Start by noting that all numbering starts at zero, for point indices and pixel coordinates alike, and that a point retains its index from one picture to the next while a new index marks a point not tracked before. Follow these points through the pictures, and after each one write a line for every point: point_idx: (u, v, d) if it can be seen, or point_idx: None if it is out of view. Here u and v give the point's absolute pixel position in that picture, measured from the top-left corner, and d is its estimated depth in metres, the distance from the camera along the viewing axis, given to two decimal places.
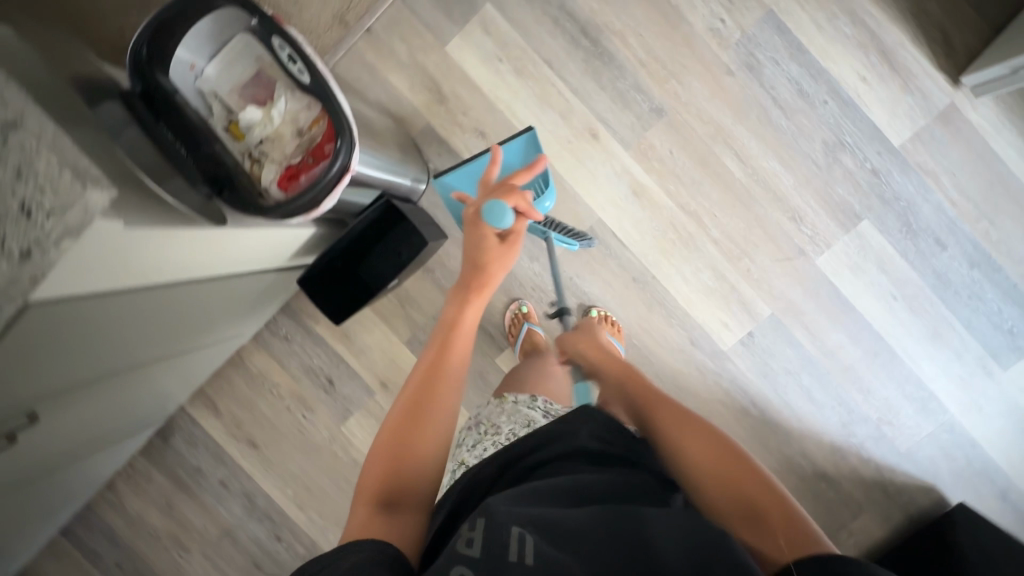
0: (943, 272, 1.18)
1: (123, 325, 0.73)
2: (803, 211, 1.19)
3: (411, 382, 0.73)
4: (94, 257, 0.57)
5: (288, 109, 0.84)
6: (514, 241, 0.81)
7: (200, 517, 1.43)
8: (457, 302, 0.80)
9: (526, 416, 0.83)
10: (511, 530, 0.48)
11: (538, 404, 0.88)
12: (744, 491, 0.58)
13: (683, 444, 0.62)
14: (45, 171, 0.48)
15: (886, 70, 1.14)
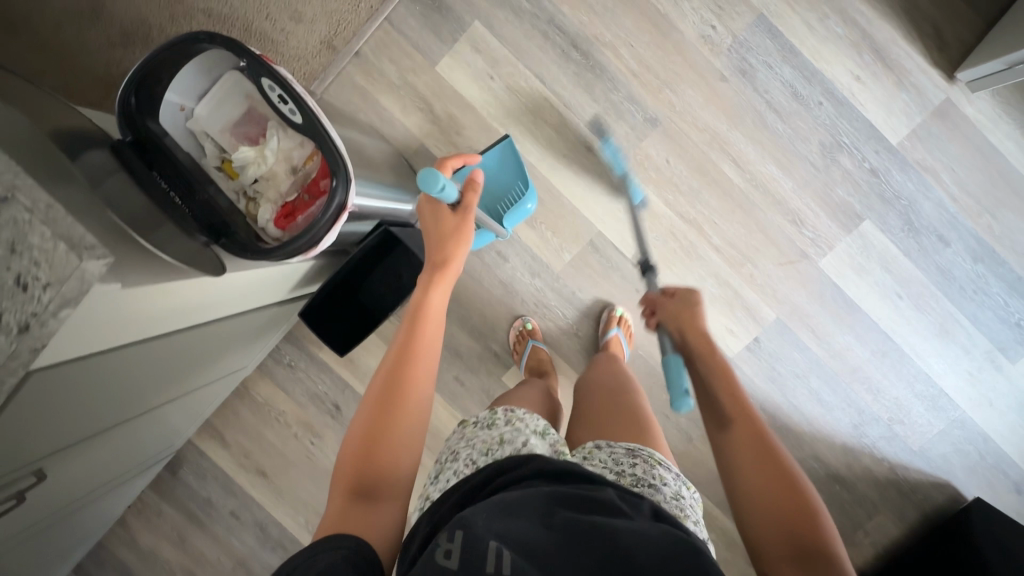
0: (948, 268, 1.17)
1: (127, 375, 0.73)
2: (803, 214, 1.19)
3: (379, 379, 0.74)
4: (88, 319, 0.55)
5: (282, 146, 0.83)
6: (466, 213, 0.88)
7: (214, 549, 1.43)
8: (424, 287, 0.82)
9: (483, 439, 0.76)
10: (489, 543, 0.50)
11: (499, 415, 0.80)
12: (794, 523, 0.59)
13: (753, 464, 0.65)
14: (40, 244, 0.47)
15: (880, 68, 1.13)
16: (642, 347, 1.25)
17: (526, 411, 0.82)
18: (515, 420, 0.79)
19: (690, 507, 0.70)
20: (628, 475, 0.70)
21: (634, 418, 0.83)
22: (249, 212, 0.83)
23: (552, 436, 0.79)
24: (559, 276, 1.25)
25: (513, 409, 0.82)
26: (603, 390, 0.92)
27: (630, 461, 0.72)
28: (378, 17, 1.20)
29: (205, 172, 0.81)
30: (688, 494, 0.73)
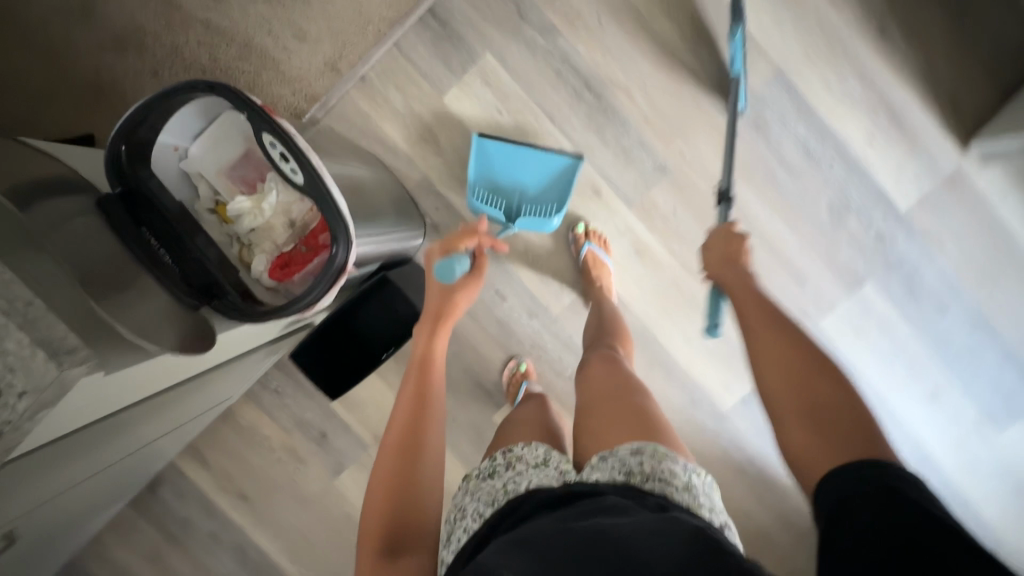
0: (944, 335, 1.17)
1: (114, 428, 0.73)
2: (807, 273, 1.17)
3: (393, 435, 0.72)
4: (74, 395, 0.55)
5: (281, 197, 0.79)
6: (479, 272, 0.87)
7: (190, 568, 1.40)
8: (425, 336, 0.82)
9: (488, 488, 0.69)
10: None
11: (499, 460, 0.72)
12: (814, 399, 0.60)
13: (769, 352, 0.66)
14: (18, 349, 0.44)
15: (895, 133, 1.12)
16: None
17: (524, 444, 0.74)
18: (515, 461, 0.71)
19: (706, 501, 0.61)
20: (638, 473, 0.61)
21: (639, 418, 0.72)
22: (242, 258, 0.81)
23: (556, 461, 0.71)
24: (557, 319, 1.24)
25: (510, 449, 0.74)
26: (605, 392, 0.80)
27: (636, 459, 0.63)
28: (386, 41, 1.15)
29: (199, 219, 0.79)
30: (699, 480, 0.64)
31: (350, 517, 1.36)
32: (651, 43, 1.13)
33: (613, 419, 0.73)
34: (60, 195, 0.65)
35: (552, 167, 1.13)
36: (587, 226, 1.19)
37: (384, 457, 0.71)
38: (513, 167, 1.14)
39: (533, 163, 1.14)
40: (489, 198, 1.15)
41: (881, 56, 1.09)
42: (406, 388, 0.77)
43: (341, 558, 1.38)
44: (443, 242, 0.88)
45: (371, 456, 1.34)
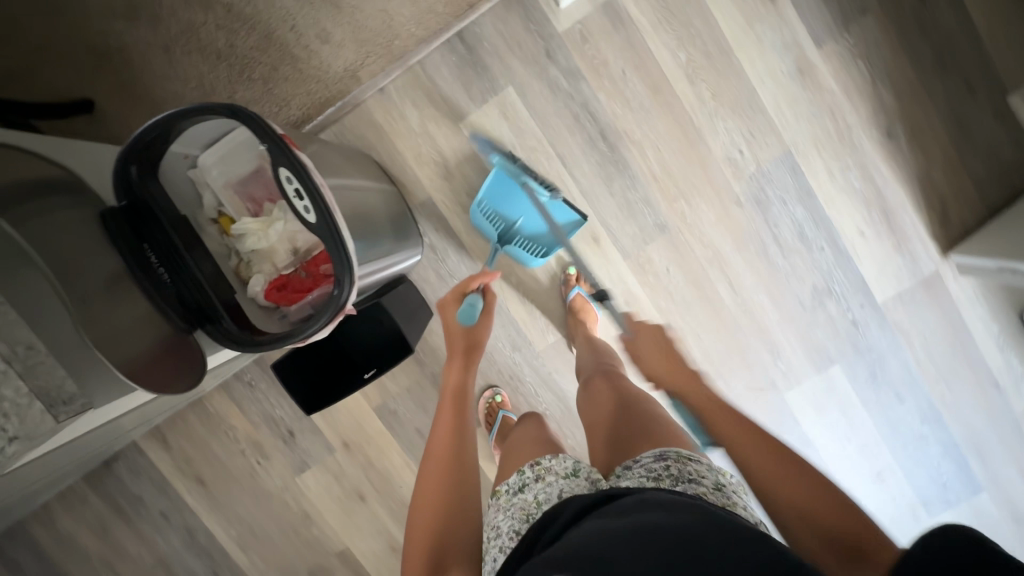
0: (896, 421, 1.25)
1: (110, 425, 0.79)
2: (783, 347, 1.22)
3: (437, 459, 0.72)
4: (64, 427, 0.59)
5: (288, 225, 0.78)
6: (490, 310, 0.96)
7: (137, 545, 1.39)
8: (459, 370, 0.86)
9: (521, 505, 0.66)
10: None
11: (526, 474, 0.69)
12: (833, 522, 0.59)
13: (769, 476, 0.65)
14: (13, 395, 0.57)
15: (884, 229, 1.17)
16: None
17: (551, 455, 0.71)
18: (544, 473, 0.68)
19: (733, 488, 0.65)
20: (666, 477, 0.64)
21: (658, 423, 0.77)
22: (240, 274, 0.80)
23: (585, 470, 0.68)
24: (538, 355, 1.26)
25: (537, 462, 0.71)
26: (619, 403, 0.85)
27: (661, 464, 0.66)
28: (410, 58, 1.14)
29: (201, 230, 0.79)
30: (726, 480, 0.67)
31: (307, 515, 1.37)
32: (671, 105, 1.14)
33: (636, 426, 0.78)
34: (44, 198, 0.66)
35: (557, 214, 1.13)
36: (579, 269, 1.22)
37: (427, 481, 0.70)
38: (520, 196, 1.13)
39: (544, 202, 1.12)
40: (490, 214, 1.16)
41: (885, 154, 1.14)
42: (443, 415, 0.78)
43: (291, 554, 1.39)
44: (455, 289, 0.96)
45: (336, 460, 1.35)
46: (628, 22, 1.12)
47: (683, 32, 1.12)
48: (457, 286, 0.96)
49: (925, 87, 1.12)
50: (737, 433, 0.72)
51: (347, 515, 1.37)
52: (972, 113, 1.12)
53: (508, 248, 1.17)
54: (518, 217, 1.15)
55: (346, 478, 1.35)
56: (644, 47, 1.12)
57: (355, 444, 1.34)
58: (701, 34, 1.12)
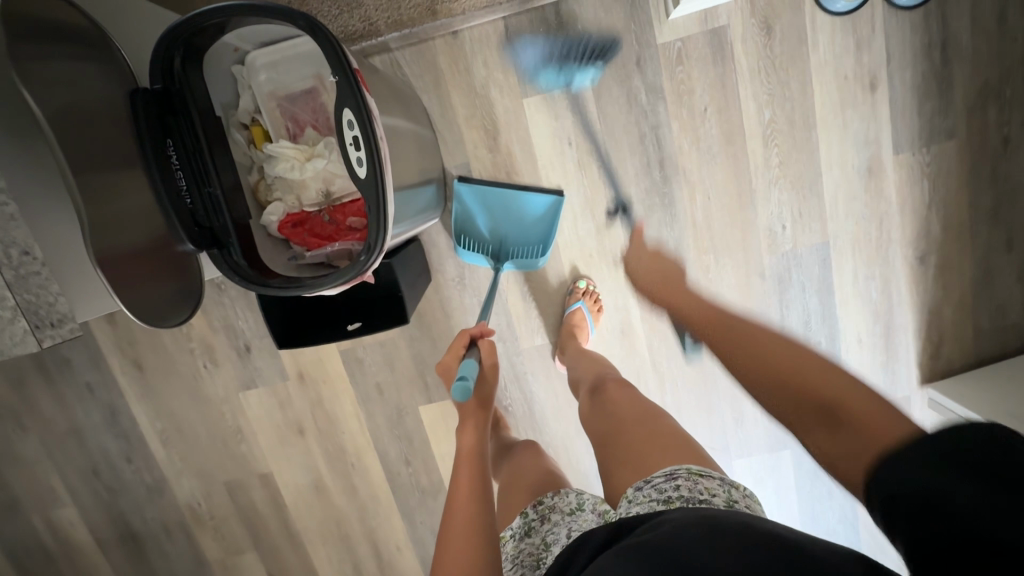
0: (818, 513, 1.31)
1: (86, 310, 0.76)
2: (747, 417, 1.26)
3: (462, 551, 0.63)
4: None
5: (328, 165, 0.71)
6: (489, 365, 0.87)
7: (52, 406, 1.33)
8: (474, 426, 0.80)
9: (528, 550, 0.78)
10: None
11: (530, 516, 0.82)
12: (809, 389, 0.55)
13: (752, 366, 0.59)
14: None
15: (880, 342, 1.20)
16: (552, 446, 1.30)
17: (554, 494, 0.83)
18: (549, 512, 0.81)
19: (743, 504, 0.69)
20: (677, 500, 0.66)
21: (661, 439, 0.78)
22: (257, 194, 0.72)
23: (588, 502, 0.81)
24: (521, 352, 1.24)
25: (540, 501, 0.83)
26: (624, 420, 0.84)
27: (671, 485, 0.68)
28: (497, 11, 1.04)
29: (230, 139, 0.70)
30: (737, 495, 0.70)
31: (239, 431, 1.34)
32: (736, 158, 1.10)
33: (628, 442, 0.80)
34: (68, 43, 0.56)
35: (535, 205, 1.11)
36: (588, 284, 1.18)
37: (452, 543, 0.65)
38: (491, 211, 1.12)
39: (513, 202, 1.11)
40: (474, 243, 1.14)
41: (910, 277, 1.15)
42: (459, 485, 0.72)
43: (211, 462, 1.36)
44: (451, 351, 0.87)
45: (286, 388, 1.30)
46: (728, 59, 1.06)
47: (777, 89, 1.07)
48: (453, 346, 0.87)
49: (973, 227, 1.13)
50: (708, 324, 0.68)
51: (281, 443, 1.34)
52: (1002, 267, 1.15)
53: (507, 263, 1.15)
54: (501, 232, 1.13)
55: (291, 409, 1.32)
56: (733, 90, 1.07)
57: (311, 379, 1.29)
58: (794, 99, 1.07)
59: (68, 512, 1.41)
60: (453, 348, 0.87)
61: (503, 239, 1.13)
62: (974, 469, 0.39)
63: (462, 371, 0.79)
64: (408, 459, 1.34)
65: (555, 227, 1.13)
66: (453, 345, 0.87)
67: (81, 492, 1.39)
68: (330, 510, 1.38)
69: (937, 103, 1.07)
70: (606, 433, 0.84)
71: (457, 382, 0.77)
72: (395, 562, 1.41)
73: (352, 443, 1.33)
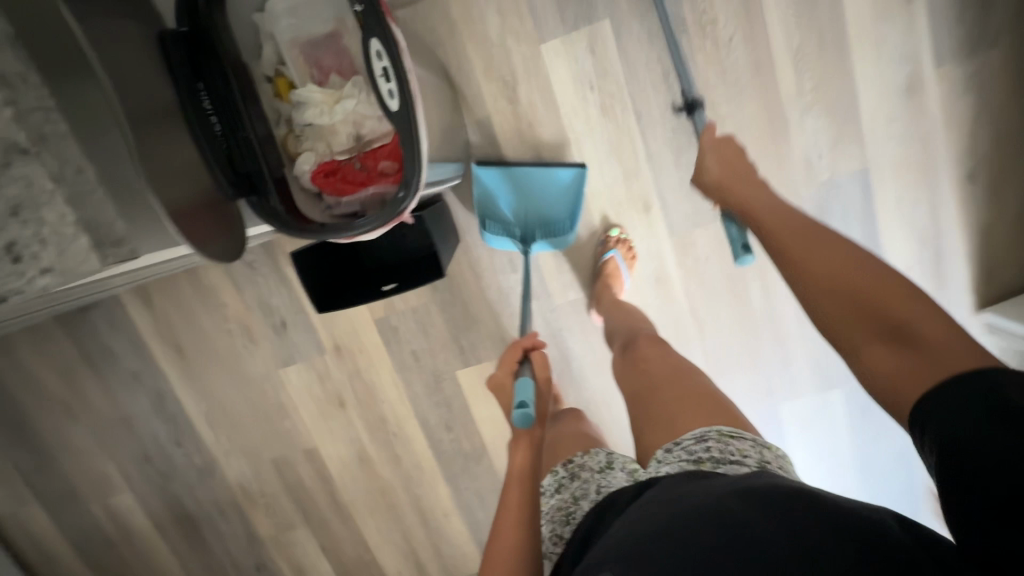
0: (872, 453, 1.29)
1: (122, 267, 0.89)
2: (793, 359, 1.23)
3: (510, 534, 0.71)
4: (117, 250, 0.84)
5: (358, 106, 0.69)
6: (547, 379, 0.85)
7: (100, 395, 1.36)
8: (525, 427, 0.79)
9: (558, 503, 0.83)
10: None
11: (562, 474, 0.86)
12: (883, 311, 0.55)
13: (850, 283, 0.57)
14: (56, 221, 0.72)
15: (931, 271, 1.15)
16: (594, 402, 1.29)
17: (584, 453, 0.87)
18: (578, 471, 0.84)
19: (775, 464, 0.69)
20: (707, 460, 0.67)
21: (697, 399, 0.77)
22: (286, 147, 0.72)
23: (618, 461, 0.83)
24: (555, 308, 1.23)
25: (570, 460, 0.87)
26: (657, 379, 0.83)
27: (702, 447, 0.68)
28: None
29: (256, 90, 0.70)
30: (770, 454, 0.70)
31: (281, 408, 1.36)
32: (767, 87, 1.06)
33: (664, 395, 0.80)
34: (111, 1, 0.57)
35: (557, 180, 1.11)
36: (621, 233, 1.16)
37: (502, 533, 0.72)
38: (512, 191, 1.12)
39: (534, 181, 1.11)
40: (500, 228, 1.14)
41: (958, 198, 1.11)
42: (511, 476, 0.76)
43: (257, 441, 1.39)
44: (505, 364, 0.87)
45: (324, 362, 1.31)
46: None
47: (806, 9, 1.02)
48: (506, 362, 0.87)
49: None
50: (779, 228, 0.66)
51: (323, 417, 1.35)
52: None
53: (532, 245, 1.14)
54: (523, 212, 1.14)
55: (330, 382, 1.33)
56: (759, 15, 1.02)
57: (348, 351, 1.30)
58: (824, 18, 1.02)
59: (126, 497, 1.45)
60: (506, 362, 0.87)
61: (526, 220, 1.14)
62: (996, 406, 0.43)
63: (521, 395, 0.78)
64: (449, 425, 1.34)
65: (579, 201, 1.12)
66: (503, 361, 0.87)
67: (135, 478, 1.43)
68: (376, 481, 1.40)
69: (980, 8, 1.01)
70: (639, 392, 0.84)
71: (517, 408, 0.77)
72: (443, 529, 1.42)
73: (393, 412, 1.34)
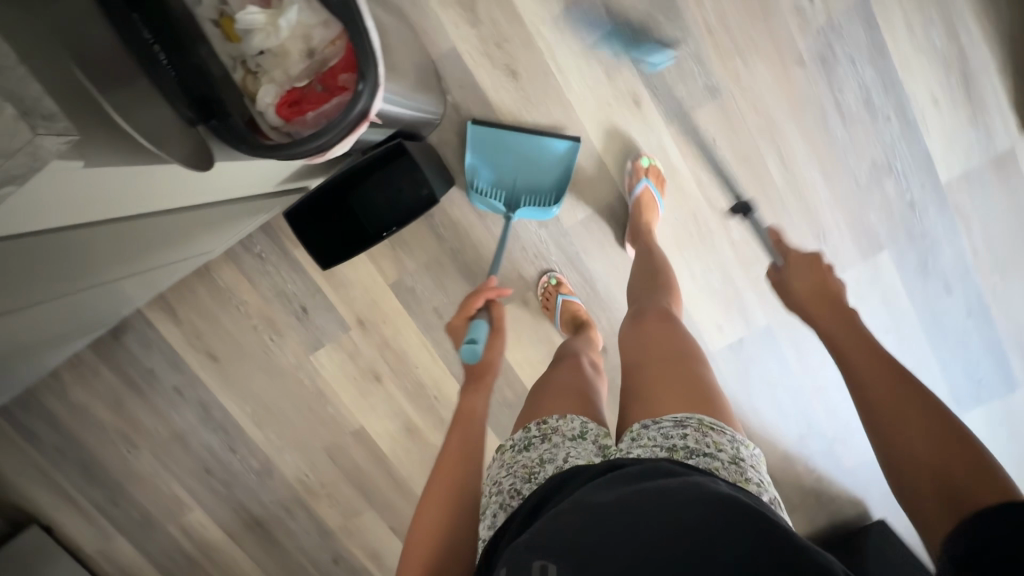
0: (940, 316, 1.19)
1: (94, 249, 0.69)
2: (829, 229, 1.14)
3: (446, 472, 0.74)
4: (104, 192, 0.58)
5: (300, 18, 0.66)
6: (499, 328, 0.93)
7: (151, 418, 1.40)
8: (468, 391, 0.86)
9: (523, 462, 0.72)
10: (534, 562, 0.47)
11: (531, 433, 0.75)
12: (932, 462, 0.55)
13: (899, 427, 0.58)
14: None
15: (960, 97, 1.06)
16: None
17: (559, 416, 0.77)
18: (550, 433, 0.74)
19: (750, 464, 0.65)
20: (680, 449, 0.63)
21: (693, 386, 0.73)
22: (246, 87, 0.69)
23: (592, 432, 0.74)
24: (566, 232, 1.18)
25: (544, 420, 0.77)
26: (654, 353, 0.79)
27: (679, 433, 0.65)
28: None
29: (201, 30, 0.66)
30: (746, 453, 0.66)
31: (321, 394, 1.36)
32: None
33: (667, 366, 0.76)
34: None
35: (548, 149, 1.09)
36: (650, 162, 1.11)
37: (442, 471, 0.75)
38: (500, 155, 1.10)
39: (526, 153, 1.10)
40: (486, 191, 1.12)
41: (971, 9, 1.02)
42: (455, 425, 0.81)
43: (306, 432, 1.39)
44: (460, 311, 0.94)
45: (350, 339, 1.31)
46: None
47: None
48: (462, 309, 0.93)
49: None
50: (860, 353, 0.66)
51: (362, 395, 1.35)
52: None
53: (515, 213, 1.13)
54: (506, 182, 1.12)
55: (361, 357, 1.32)
56: None
57: (371, 323, 1.29)
58: None
59: (196, 515, 1.47)
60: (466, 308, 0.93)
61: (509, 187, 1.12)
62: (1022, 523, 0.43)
63: (473, 334, 0.87)
64: None
65: (565, 174, 1.11)
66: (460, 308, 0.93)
67: (200, 493, 1.45)
68: (429, 448, 1.38)
69: None
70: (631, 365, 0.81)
71: (467, 345, 0.85)
72: None
73: (429, 375, 1.32)
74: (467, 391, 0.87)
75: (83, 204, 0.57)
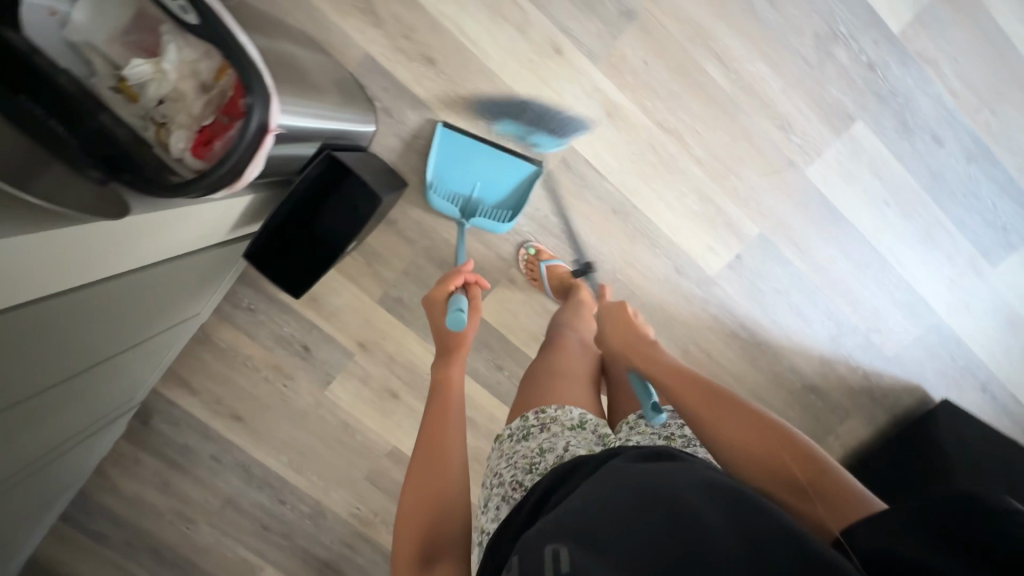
0: (939, 171, 1.12)
1: (73, 324, 0.70)
2: (793, 117, 1.09)
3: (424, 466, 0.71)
4: (49, 262, 0.59)
5: (182, 57, 0.67)
6: (475, 306, 0.95)
7: (198, 490, 1.44)
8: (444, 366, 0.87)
9: (523, 453, 0.71)
10: (545, 548, 0.43)
11: (529, 422, 0.75)
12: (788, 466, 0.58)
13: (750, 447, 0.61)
14: None
15: None
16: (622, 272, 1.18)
17: (557, 407, 0.77)
18: (549, 422, 0.74)
19: None
20: (677, 437, 0.75)
21: None
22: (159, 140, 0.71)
23: (591, 422, 0.76)
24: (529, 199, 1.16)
25: (542, 411, 0.76)
26: None
27: (676, 426, 0.77)
28: None
29: (99, 96, 0.68)
30: None
31: (346, 424, 1.37)
32: None
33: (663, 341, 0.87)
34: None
35: (514, 171, 1.12)
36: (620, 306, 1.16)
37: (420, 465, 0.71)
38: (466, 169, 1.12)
39: (495, 168, 1.11)
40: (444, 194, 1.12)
41: None
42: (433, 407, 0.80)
43: (343, 465, 1.41)
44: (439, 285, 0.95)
45: (357, 363, 1.32)
46: None
47: None
48: (443, 281, 0.95)
49: None
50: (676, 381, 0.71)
51: (385, 415, 1.36)
52: None
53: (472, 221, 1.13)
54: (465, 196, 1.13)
55: (373, 379, 1.33)
56: None
57: (373, 343, 1.30)
58: None
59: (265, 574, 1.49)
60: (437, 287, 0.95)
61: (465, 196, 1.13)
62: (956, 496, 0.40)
63: (457, 304, 0.90)
64: (498, 364, 1.28)
65: (522, 194, 1.13)
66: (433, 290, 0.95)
67: (263, 552, 1.47)
68: None
69: None
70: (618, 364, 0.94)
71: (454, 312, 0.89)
72: None
73: None
74: (441, 365, 0.88)
75: (25, 276, 0.57)
